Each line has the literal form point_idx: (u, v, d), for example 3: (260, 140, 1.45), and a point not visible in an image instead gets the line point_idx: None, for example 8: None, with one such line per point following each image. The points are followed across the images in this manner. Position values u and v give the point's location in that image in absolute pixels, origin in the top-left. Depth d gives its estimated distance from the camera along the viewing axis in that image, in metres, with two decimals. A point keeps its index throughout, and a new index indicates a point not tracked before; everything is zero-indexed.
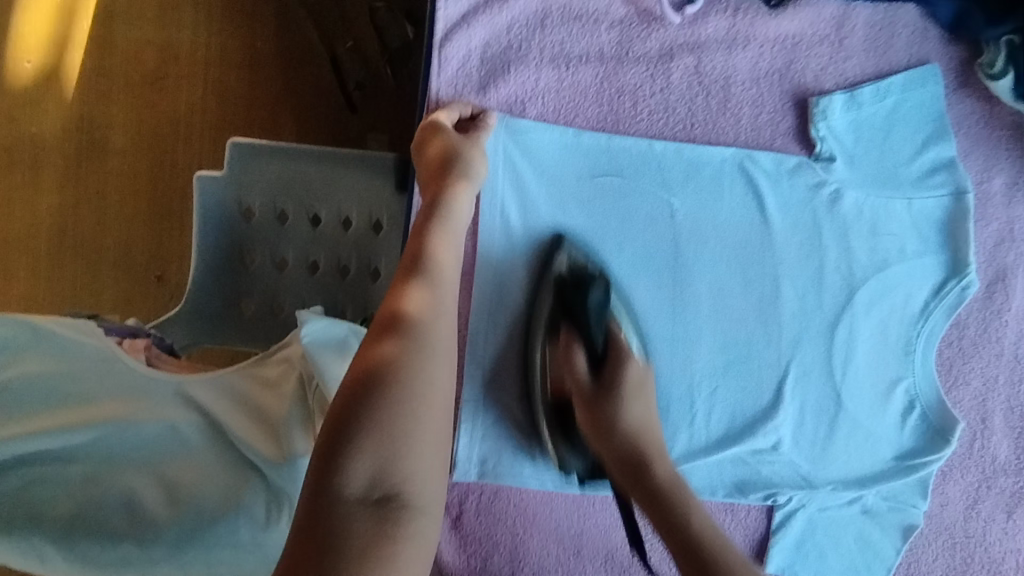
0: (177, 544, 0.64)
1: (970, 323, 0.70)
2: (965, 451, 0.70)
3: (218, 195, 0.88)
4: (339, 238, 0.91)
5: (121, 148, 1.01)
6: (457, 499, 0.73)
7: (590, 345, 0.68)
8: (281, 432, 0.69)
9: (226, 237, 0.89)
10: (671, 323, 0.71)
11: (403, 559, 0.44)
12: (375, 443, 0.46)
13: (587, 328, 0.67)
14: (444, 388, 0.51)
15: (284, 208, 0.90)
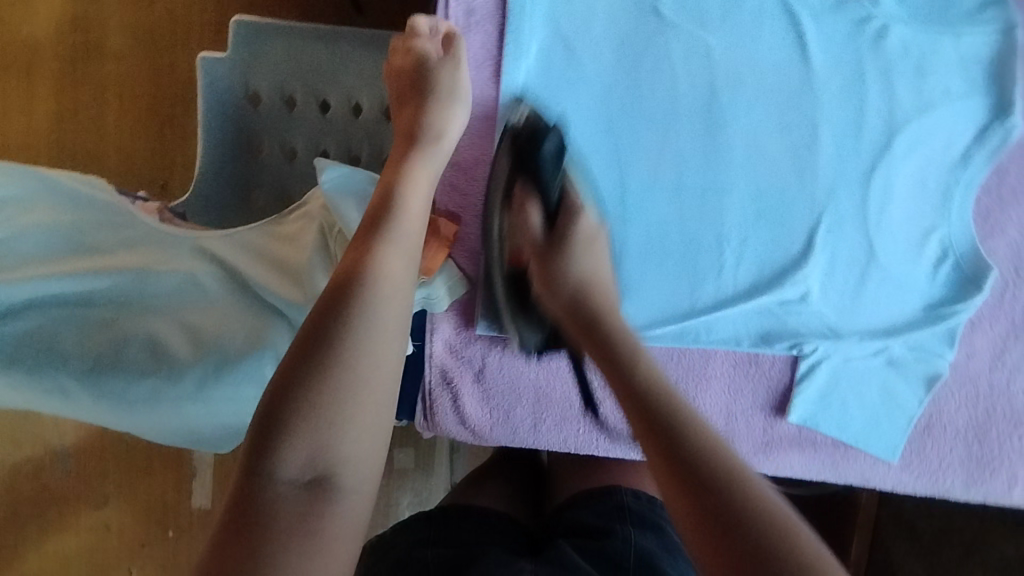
0: (203, 383, 0.64)
1: (1011, 169, 0.68)
2: (995, 301, 0.70)
3: (223, 79, 0.88)
4: (349, 125, 0.90)
5: (117, 50, 1.02)
6: (480, 353, 0.73)
7: (544, 200, 0.69)
8: (302, 276, 0.68)
9: (234, 124, 0.89)
10: (701, 170, 0.69)
11: (329, 535, 0.43)
12: (311, 426, 0.45)
13: (543, 181, 0.68)
14: (393, 373, 0.49)
15: (292, 94, 0.89)
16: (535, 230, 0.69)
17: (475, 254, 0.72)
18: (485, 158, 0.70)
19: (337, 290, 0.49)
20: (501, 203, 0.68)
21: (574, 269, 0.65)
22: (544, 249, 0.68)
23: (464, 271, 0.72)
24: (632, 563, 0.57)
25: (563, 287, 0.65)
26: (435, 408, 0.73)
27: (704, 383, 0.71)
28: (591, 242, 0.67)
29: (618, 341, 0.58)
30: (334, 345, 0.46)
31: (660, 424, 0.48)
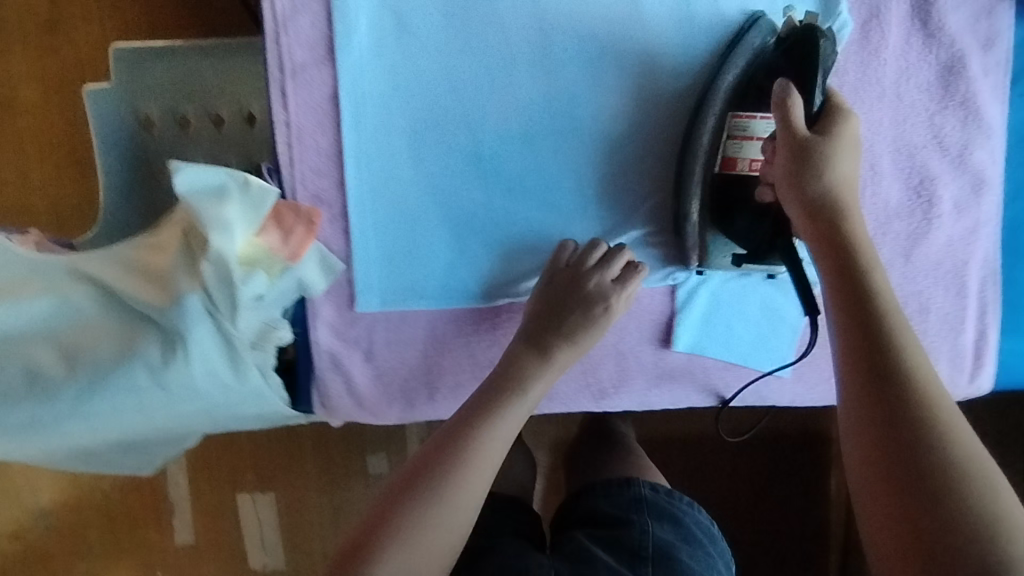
0: (80, 398, 0.65)
1: (850, 68, 0.68)
2: (857, 201, 0.70)
3: (114, 109, 0.88)
4: (245, 134, 0.87)
5: (32, 99, 0.98)
6: (365, 331, 0.74)
7: (808, 101, 0.62)
8: (170, 282, 0.66)
9: (130, 152, 0.88)
10: (549, 116, 0.70)
11: None
12: (413, 524, 0.56)
13: (808, 80, 0.62)
14: (467, 525, 0.59)
15: (184, 113, 0.87)
16: (798, 117, 0.60)
17: (344, 234, 0.72)
18: (334, 136, 0.70)
19: (500, 379, 0.66)
20: (712, 130, 0.68)
21: (833, 169, 0.59)
22: (806, 141, 0.59)
23: (336, 252, 0.72)
24: (649, 552, 0.67)
25: (813, 176, 0.59)
26: (330, 392, 0.74)
27: None
28: (851, 147, 0.61)
29: (815, 176, 0.59)
30: (473, 436, 0.62)
31: (872, 354, 0.52)
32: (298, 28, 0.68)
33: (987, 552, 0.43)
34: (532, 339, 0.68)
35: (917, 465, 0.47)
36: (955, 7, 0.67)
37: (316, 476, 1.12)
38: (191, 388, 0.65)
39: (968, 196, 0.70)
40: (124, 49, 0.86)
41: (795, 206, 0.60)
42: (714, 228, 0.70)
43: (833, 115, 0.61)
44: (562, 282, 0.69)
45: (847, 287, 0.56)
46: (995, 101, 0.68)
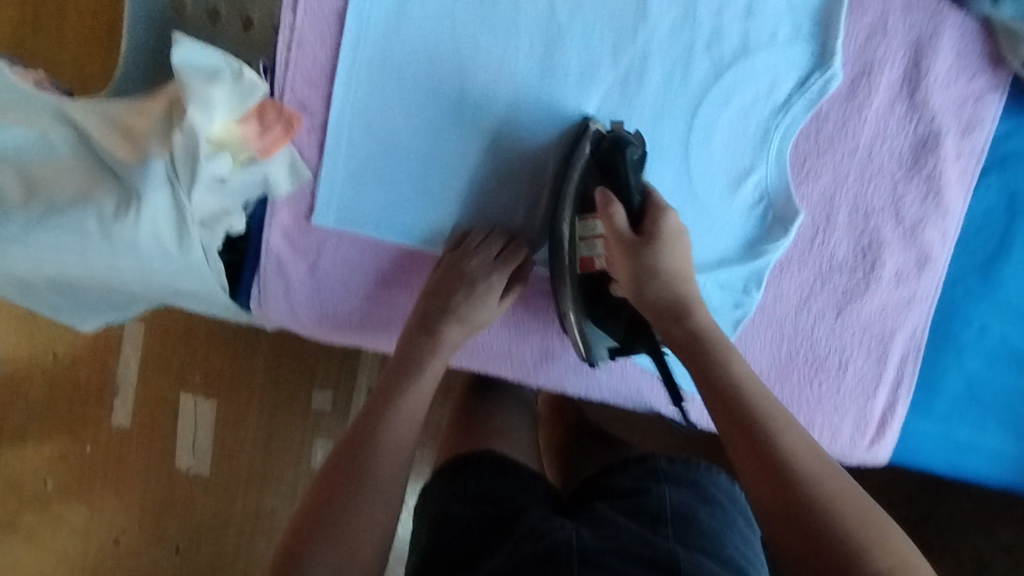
0: (25, 227, 0.67)
1: (830, 117, 0.71)
2: (805, 246, 0.72)
3: None
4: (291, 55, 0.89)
5: None
6: (315, 246, 0.76)
7: (627, 200, 0.66)
8: (142, 144, 0.70)
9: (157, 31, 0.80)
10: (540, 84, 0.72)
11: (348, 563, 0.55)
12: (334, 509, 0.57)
13: (621, 176, 0.67)
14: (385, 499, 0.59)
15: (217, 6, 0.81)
16: (622, 223, 0.64)
17: (318, 145, 0.74)
18: (333, 52, 0.72)
19: (385, 389, 0.66)
20: (570, 209, 0.70)
21: (661, 264, 0.63)
22: (631, 243, 0.64)
23: (306, 160, 0.74)
24: (670, 515, 0.63)
25: (651, 257, 0.63)
26: (267, 295, 0.77)
27: (523, 298, 0.77)
28: (676, 240, 0.65)
29: (653, 262, 0.63)
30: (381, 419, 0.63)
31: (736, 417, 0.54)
32: None
33: (847, 533, 0.47)
34: (421, 328, 0.70)
35: (781, 485, 0.50)
36: (944, 86, 0.69)
37: (257, 394, 1.10)
38: (135, 247, 0.68)
39: (912, 270, 0.72)
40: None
41: (640, 305, 0.64)
42: (592, 324, 0.70)
43: (653, 215, 0.65)
44: (449, 266, 0.72)
45: (704, 375, 0.58)
46: (959, 187, 0.70)
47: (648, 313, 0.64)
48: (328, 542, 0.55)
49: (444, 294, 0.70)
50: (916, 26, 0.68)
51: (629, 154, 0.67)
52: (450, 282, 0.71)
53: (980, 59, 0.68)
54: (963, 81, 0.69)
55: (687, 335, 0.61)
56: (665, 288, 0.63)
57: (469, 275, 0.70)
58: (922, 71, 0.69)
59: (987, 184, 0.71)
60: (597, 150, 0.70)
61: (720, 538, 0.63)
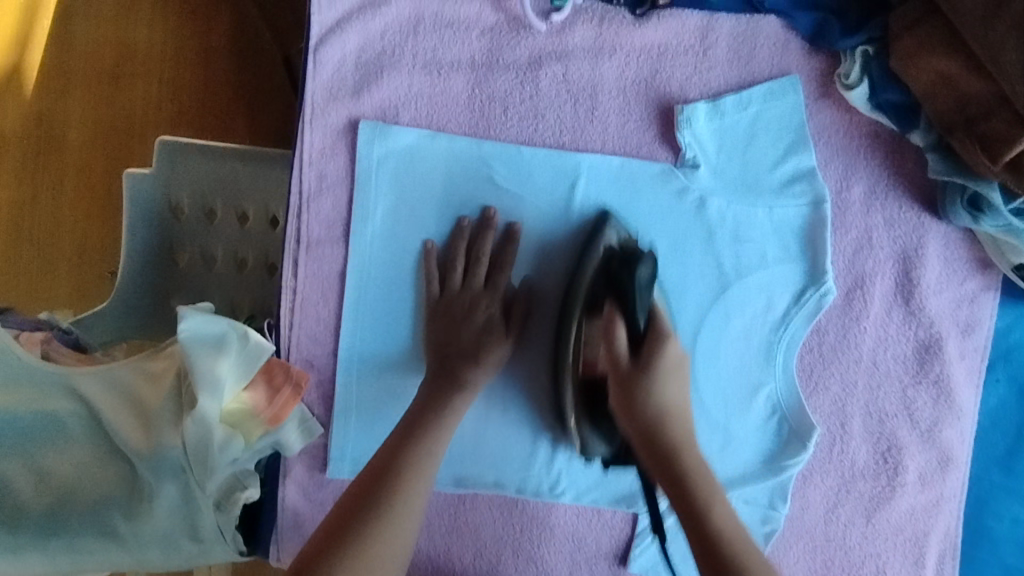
0: (44, 530, 0.68)
1: (830, 330, 0.71)
2: (824, 455, 0.72)
3: (147, 197, 0.86)
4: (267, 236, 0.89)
5: (80, 144, 1.00)
6: (331, 496, 0.75)
7: (632, 323, 0.64)
8: (153, 424, 0.69)
9: (156, 237, 0.87)
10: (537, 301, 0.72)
11: None
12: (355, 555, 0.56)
13: (630, 302, 0.64)
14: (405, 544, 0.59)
15: (213, 206, 0.87)
16: (628, 264, 0.64)
17: (327, 398, 0.74)
18: (335, 309, 0.73)
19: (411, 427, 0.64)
20: (577, 312, 0.68)
21: (650, 306, 0.65)
22: (627, 374, 0.63)
23: (316, 414, 0.75)
24: None
25: (644, 413, 0.62)
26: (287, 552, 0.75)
27: (546, 531, 0.74)
28: (675, 370, 0.64)
29: (647, 410, 0.62)
30: (409, 462, 0.61)
31: (659, 454, 0.61)
32: (320, 209, 0.72)
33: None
34: (442, 366, 0.68)
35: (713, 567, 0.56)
36: (938, 292, 0.70)
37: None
38: (153, 537, 0.68)
39: (934, 470, 0.71)
40: (170, 144, 0.85)
41: (632, 431, 0.62)
42: (590, 428, 0.68)
43: (653, 347, 0.63)
44: (451, 305, 0.70)
45: (665, 472, 0.60)
46: (968, 384, 0.71)
47: (639, 441, 0.62)
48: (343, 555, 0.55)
49: (446, 326, 0.70)
50: (900, 239, 0.70)
51: (639, 274, 0.64)
52: (452, 320, 0.70)
53: (969, 264, 0.70)
54: (956, 285, 0.70)
55: (662, 455, 0.61)
56: (655, 417, 0.62)
57: (470, 304, 0.70)
58: (914, 281, 0.70)
59: (995, 377, 0.72)
60: (606, 265, 0.68)
61: None
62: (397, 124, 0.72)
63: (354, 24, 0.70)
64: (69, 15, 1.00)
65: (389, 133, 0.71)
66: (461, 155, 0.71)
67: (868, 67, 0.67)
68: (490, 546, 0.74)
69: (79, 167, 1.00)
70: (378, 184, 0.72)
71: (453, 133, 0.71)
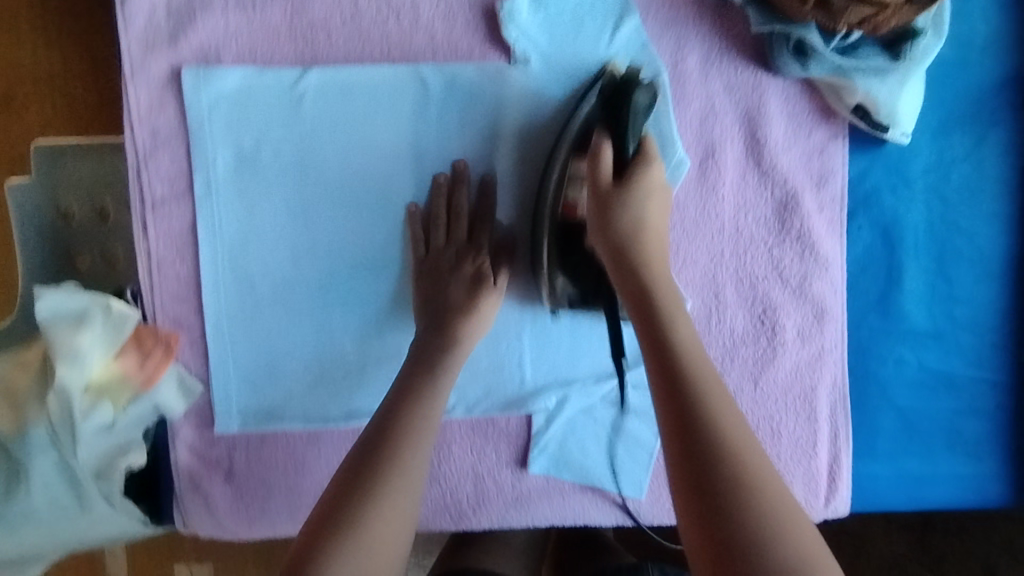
0: None
1: (689, 203, 0.71)
2: (703, 327, 0.72)
3: (34, 203, 0.76)
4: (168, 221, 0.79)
5: None
6: (226, 451, 0.74)
7: (620, 139, 0.63)
8: (19, 401, 0.66)
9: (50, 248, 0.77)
10: (376, 239, 0.72)
11: (377, 550, 0.50)
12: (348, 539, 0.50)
13: (622, 127, 0.63)
14: (411, 502, 0.53)
15: (104, 203, 0.77)
16: (606, 166, 0.62)
17: (203, 355, 0.73)
18: (193, 264, 0.72)
19: (419, 357, 0.63)
20: (567, 148, 0.68)
21: (630, 217, 0.61)
22: (607, 193, 0.61)
23: (195, 373, 0.74)
24: None
25: (614, 221, 0.61)
26: (190, 513, 0.75)
27: (444, 450, 0.73)
28: (656, 192, 0.63)
29: (614, 218, 0.61)
30: (409, 413, 0.58)
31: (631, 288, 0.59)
32: (157, 165, 0.70)
33: (742, 525, 0.46)
34: (434, 320, 0.66)
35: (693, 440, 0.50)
36: (787, 147, 0.70)
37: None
38: (34, 516, 0.65)
39: (811, 324, 0.72)
40: (46, 145, 0.76)
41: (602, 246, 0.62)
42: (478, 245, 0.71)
43: (640, 163, 0.62)
44: (433, 261, 0.69)
45: (620, 271, 0.61)
46: (831, 236, 0.71)
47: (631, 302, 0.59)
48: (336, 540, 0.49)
49: (432, 283, 0.68)
50: (742, 100, 0.70)
51: (637, 98, 0.63)
52: (436, 276, 0.68)
53: (814, 115, 0.70)
54: (804, 138, 0.70)
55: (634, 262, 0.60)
56: (627, 232, 0.61)
57: (457, 257, 0.69)
58: (761, 140, 0.70)
59: (858, 225, 0.72)
60: (607, 85, 0.66)
61: None
62: (221, 66, 0.70)
63: None
64: None
65: (213, 75, 0.69)
66: (293, 86, 0.69)
67: None
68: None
69: None
70: (214, 130, 0.70)
71: (280, 65, 0.70)
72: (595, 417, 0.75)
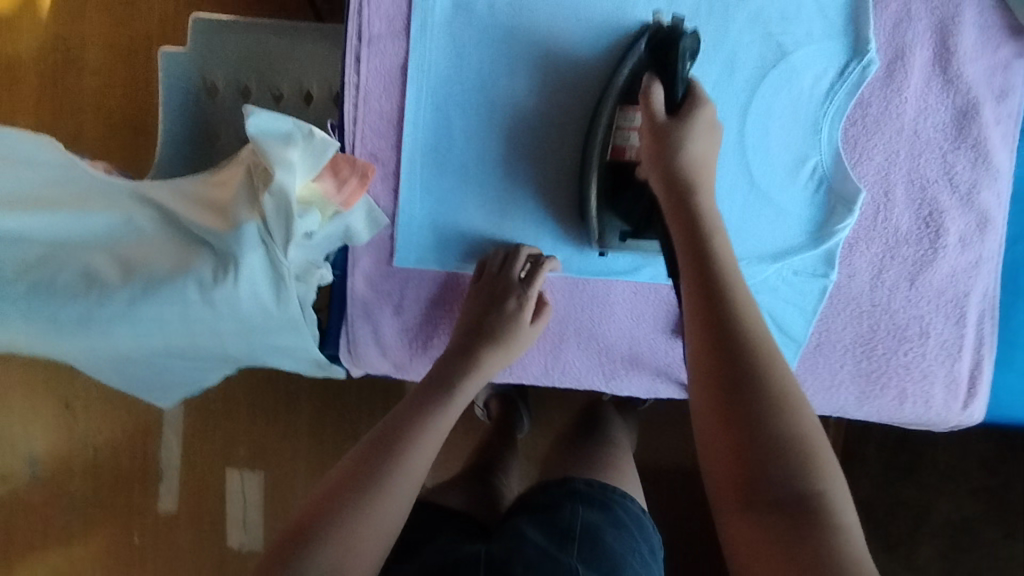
0: (131, 303, 0.69)
1: (873, 102, 0.75)
2: (869, 223, 0.75)
3: (184, 71, 0.90)
4: (298, 111, 0.91)
5: (103, 64, 1.23)
6: (399, 287, 0.79)
7: (671, 89, 0.67)
8: (229, 209, 0.71)
9: (193, 116, 0.90)
10: (566, 101, 0.77)
11: (360, 535, 0.53)
12: (336, 537, 0.52)
13: (672, 71, 0.67)
14: (417, 483, 0.59)
15: (248, 85, 0.90)
16: (658, 108, 0.67)
17: (393, 191, 0.77)
18: (398, 103, 0.76)
19: (444, 363, 0.70)
20: (614, 98, 0.73)
21: (688, 148, 0.65)
22: (660, 126, 0.66)
23: (382, 208, 0.77)
24: (578, 533, 0.66)
25: (672, 155, 0.64)
26: (358, 340, 0.79)
27: (606, 309, 0.77)
28: (708, 130, 0.66)
29: (674, 152, 0.64)
30: (420, 419, 0.63)
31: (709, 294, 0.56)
32: (380, 3, 0.75)
33: (826, 540, 0.44)
34: (461, 346, 0.72)
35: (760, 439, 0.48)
36: (974, 59, 0.74)
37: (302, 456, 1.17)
38: (237, 309, 0.69)
39: (973, 232, 0.75)
40: (206, 21, 0.89)
41: (657, 175, 0.65)
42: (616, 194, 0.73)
43: (694, 103, 0.66)
44: (488, 284, 0.75)
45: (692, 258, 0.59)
46: (1003, 148, 0.75)
47: (660, 182, 0.65)
48: (334, 535, 0.52)
49: (483, 305, 0.74)
50: (938, 9, 0.73)
51: (684, 44, 0.66)
52: (483, 300, 0.75)
53: (1003, 31, 0.74)
54: (991, 53, 0.74)
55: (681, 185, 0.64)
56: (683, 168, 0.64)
57: (503, 287, 0.73)
58: (952, 48, 0.73)
59: None
60: (651, 38, 0.71)
61: (621, 561, 0.65)
62: None
63: None
64: None
65: None
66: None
67: None
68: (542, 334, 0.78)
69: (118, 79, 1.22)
70: None
71: None
72: (753, 299, 0.76)
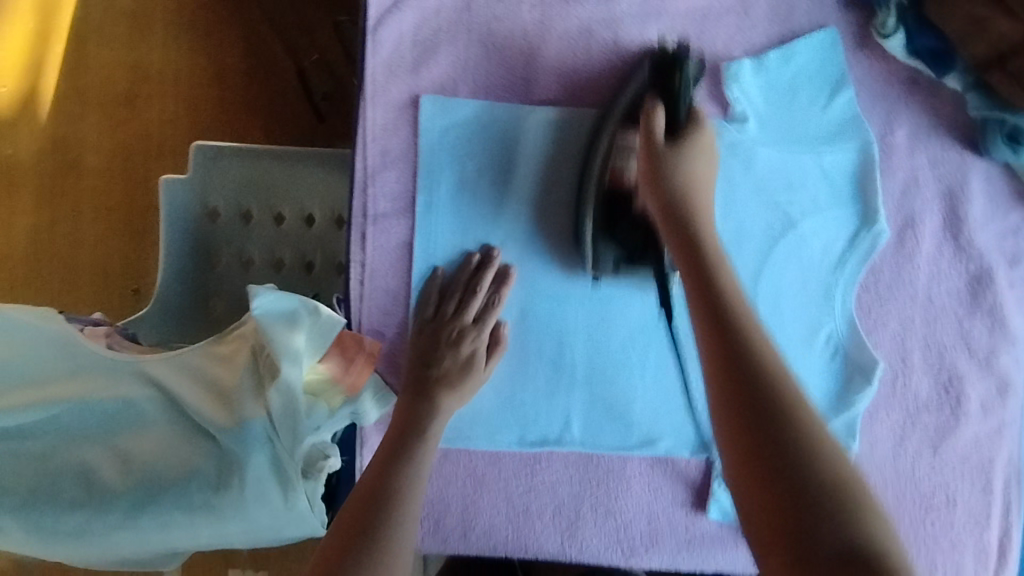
0: (132, 510, 0.67)
1: (884, 268, 0.74)
2: (889, 390, 0.74)
3: (184, 200, 0.84)
4: (301, 234, 0.87)
5: (96, 167, 1.03)
6: None
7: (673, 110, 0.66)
8: (234, 399, 0.69)
9: (192, 243, 0.84)
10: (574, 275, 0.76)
11: None
12: None
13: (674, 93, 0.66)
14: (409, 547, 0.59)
15: (249, 208, 0.86)
16: (659, 124, 0.65)
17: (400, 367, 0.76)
18: (405, 278, 0.75)
19: (405, 416, 0.68)
20: (616, 119, 0.72)
21: (682, 167, 0.64)
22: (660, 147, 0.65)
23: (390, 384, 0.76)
24: None
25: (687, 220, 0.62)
26: None
27: (624, 484, 0.76)
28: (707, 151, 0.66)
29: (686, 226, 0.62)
30: (396, 480, 0.62)
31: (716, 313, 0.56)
32: (385, 181, 0.74)
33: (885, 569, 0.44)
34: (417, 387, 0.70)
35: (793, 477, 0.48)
36: (984, 226, 0.74)
37: None
38: (244, 511, 0.67)
39: (994, 398, 0.74)
40: (208, 147, 0.84)
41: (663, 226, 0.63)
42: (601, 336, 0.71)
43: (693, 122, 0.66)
44: (442, 326, 0.72)
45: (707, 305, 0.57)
46: (1018, 312, 0.74)
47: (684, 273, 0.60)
48: None
49: (430, 342, 0.72)
50: (946, 177, 0.74)
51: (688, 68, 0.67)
52: (433, 342, 0.72)
53: (1010, 197, 0.74)
54: (1001, 219, 0.74)
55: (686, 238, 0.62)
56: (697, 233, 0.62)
57: (458, 332, 0.72)
58: (962, 216, 0.74)
59: None
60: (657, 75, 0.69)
61: None
62: (456, 98, 0.75)
63: (410, 3, 0.74)
64: (81, 41, 1.04)
65: (450, 105, 0.74)
66: (521, 122, 0.74)
67: (904, 16, 0.71)
68: (557, 508, 0.76)
69: (97, 187, 1.03)
70: (442, 158, 0.74)
71: (510, 102, 0.75)
72: None
